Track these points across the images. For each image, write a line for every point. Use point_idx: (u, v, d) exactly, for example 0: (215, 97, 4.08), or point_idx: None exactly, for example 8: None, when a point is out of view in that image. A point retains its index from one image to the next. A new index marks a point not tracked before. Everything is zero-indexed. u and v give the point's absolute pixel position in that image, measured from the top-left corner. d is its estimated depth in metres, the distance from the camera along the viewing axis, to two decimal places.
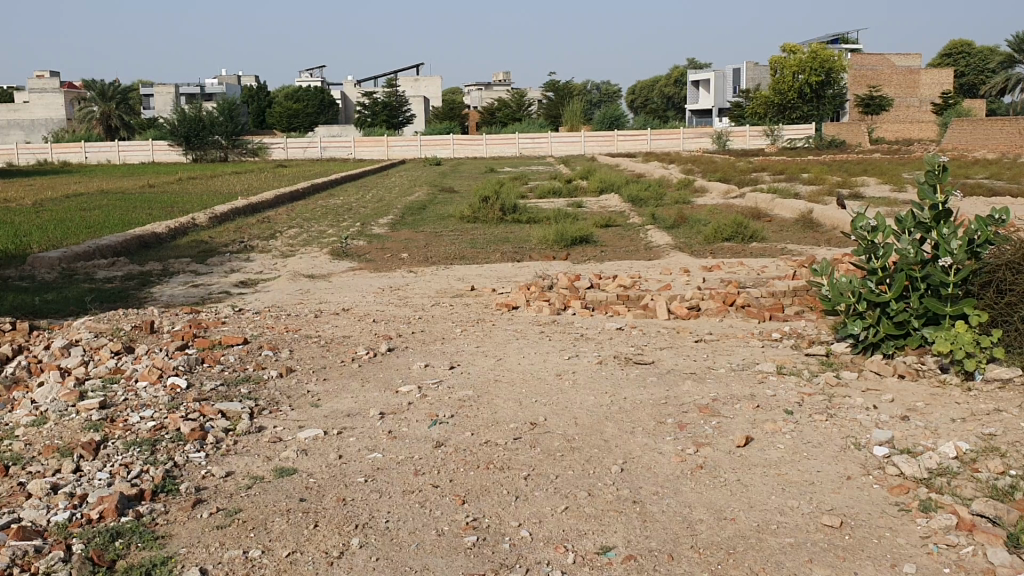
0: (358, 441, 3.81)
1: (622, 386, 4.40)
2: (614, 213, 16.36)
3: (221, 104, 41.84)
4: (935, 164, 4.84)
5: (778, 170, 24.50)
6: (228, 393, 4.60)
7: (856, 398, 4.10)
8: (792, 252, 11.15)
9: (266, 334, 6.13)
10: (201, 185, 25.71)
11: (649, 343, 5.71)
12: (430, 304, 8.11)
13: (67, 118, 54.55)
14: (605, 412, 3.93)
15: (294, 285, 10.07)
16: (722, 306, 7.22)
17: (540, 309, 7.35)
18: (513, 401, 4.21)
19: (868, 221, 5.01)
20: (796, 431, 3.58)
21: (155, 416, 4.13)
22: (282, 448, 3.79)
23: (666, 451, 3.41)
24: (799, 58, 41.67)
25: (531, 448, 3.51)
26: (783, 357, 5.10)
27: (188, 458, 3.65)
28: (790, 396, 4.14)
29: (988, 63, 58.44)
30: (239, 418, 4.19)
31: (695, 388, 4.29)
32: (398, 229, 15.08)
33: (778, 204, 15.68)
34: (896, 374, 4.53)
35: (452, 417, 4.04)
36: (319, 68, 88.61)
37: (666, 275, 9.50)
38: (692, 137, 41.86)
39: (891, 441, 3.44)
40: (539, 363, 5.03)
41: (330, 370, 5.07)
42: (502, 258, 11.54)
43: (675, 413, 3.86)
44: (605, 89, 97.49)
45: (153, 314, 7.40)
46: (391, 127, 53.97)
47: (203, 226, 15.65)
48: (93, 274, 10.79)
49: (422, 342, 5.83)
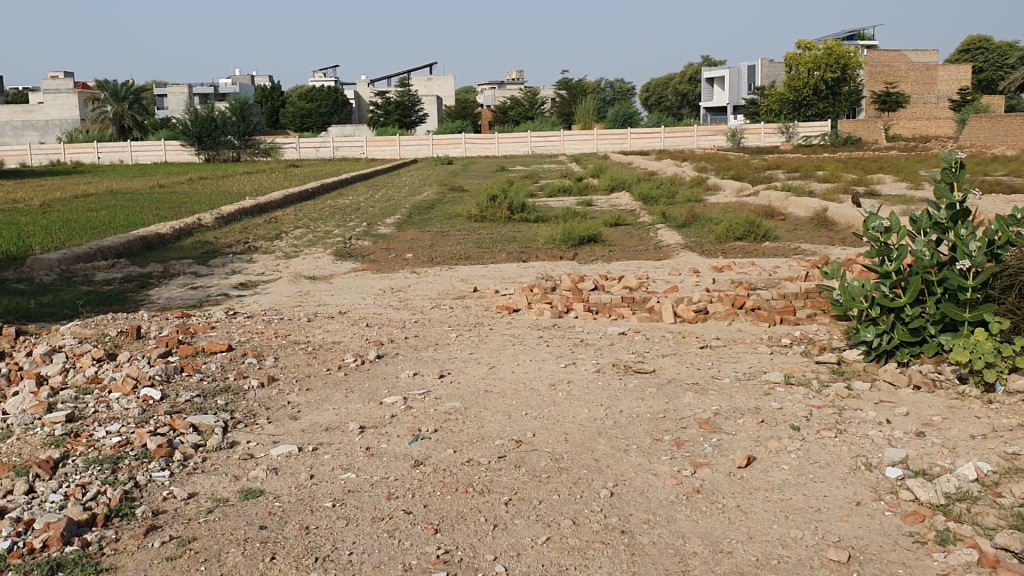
0: (333, 458, 3.57)
1: (619, 397, 4.14)
2: (624, 212, 16.06)
3: (234, 104, 42.02)
4: (952, 160, 4.57)
5: (792, 168, 24.22)
6: (203, 405, 4.35)
7: (868, 411, 3.83)
8: (806, 252, 10.85)
9: (252, 340, 5.89)
10: (210, 185, 25.52)
11: (652, 349, 5.45)
12: (430, 307, 7.87)
13: (81, 119, 54.63)
14: (599, 427, 3.67)
15: (294, 287, 9.84)
16: (731, 309, 6.95)
17: (541, 312, 7.08)
18: (502, 414, 3.97)
19: (880, 221, 4.74)
20: (802, 450, 3.31)
21: (121, 431, 3.89)
22: (252, 466, 3.55)
23: (661, 472, 3.15)
24: (813, 54, 41.50)
25: (515, 469, 3.25)
26: (791, 366, 4.82)
27: (150, 478, 3.41)
28: (798, 409, 3.87)
29: (1007, 58, 57.62)
30: (211, 432, 3.95)
31: (696, 400, 4.03)
32: (404, 229, 14.81)
33: (791, 203, 15.38)
34: (911, 385, 4.26)
35: (436, 431, 3.80)
36: (332, 68, 88.58)
37: (675, 276, 9.23)
38: (706, 135, 41.47)
39: (905, 461, 3.17)
40: (532, 372, 4.77)
41: (313, 380, 4.84)
42: (508, 258, 11.30)
43: (672, 429, 3.60)
44: (616, 88, 96.87)
45: (141, 318, 7.16)
46: (403, 126, 53.92)
47: (208, 227, 15.43)
48: (92, 275, 10.58)
49: (414, 347, 5.61)
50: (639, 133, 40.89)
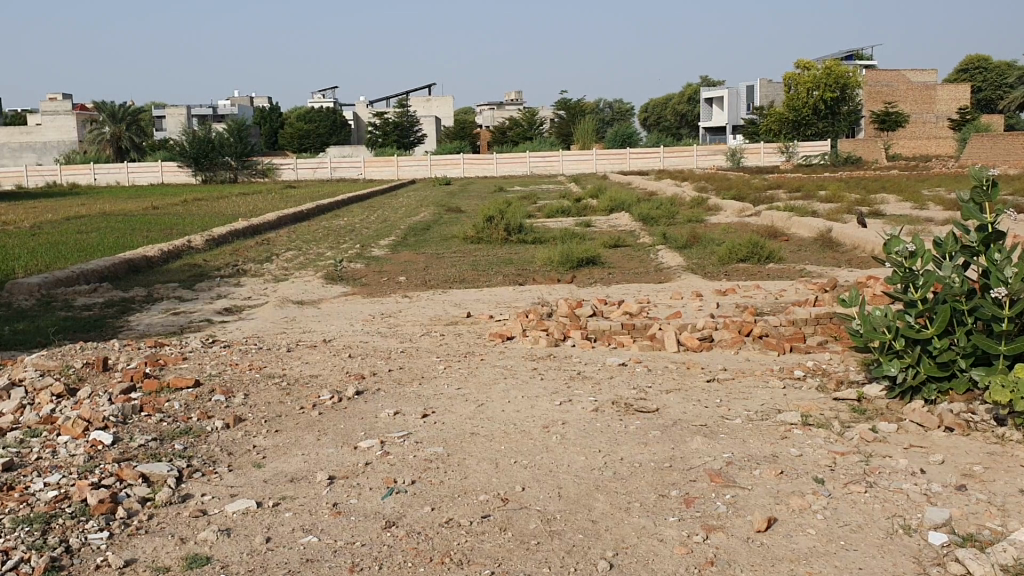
0: (295, 516, 3.14)
1: (619, 443, 3.71)
2: (623, 233, 15.66)
3: (231, 125, 41.68)
4: (983, 178, 4.16)
5: (793, 187, 23.91)
6: (159, 450, 3.92)
7: (898, 459, 3.41)
8: (812, 274, 10.44)
9: (224, 374, 5.44)
10: (204, 207, 24.97)
11: (656, 383, 5.02)
12: (419, 334, 7.44)
13: (78, 140, 54.15)
14: (596, 480, 3.25)
15: (281, 312, 9.43)
16: (738, 337, 6.51)
17: (536, 341, 6.63)
18: (488, 462, 3.55)
19: (904, 243, 4.30)
20: (829, 508, 2.89)
21: (60, 483, 3.46)
22: (202, 527, 3.11)
23: (669, 537, 2.73)
24: (813, 74, 41.08)
25: (500, 533, 2.83)
26: (807, 403, 4.40)
27: (85, 541, 2.98)
28: (820, 457, 3.45)
29: (1006, 77, 57.50)
30: (162, 483, 3.52)
31: (705, 446, 3.61)
32: (398, 251, 14.40)
33: (795, 222, 14.98)
34: (943, 427, 3.84)
35: (413, 483, 3.37)
36: (331, 91, 88.29)
37: (677, 300, 8.84)
38: (705, 155, 40.93)
39: (949, 523, 2.75)
40: (525, 412, 4.34)
41: (284, 421, 4.41)
42: (504, 281, 10.90)
43: (680, 482, 3.18)
44: (615, 108, 96.60)
45: (112, 349, 6.70)
46: (401, 146, 53.64)
47: (198, 249, 15.01)
48: (73, 301, 10.15)
49: (397, 382, 5.17)
50: (638, 153, 40.59)
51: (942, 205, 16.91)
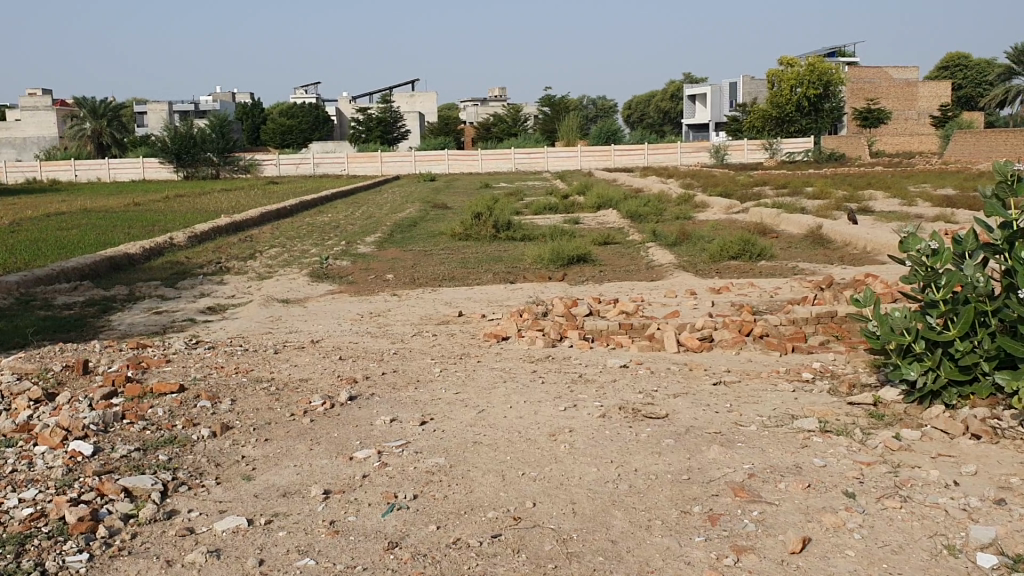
0: (290, 535, 2.93)
1: (632, 453, 3.51)
2: (612, 230, 15.47)
3: (212, 120, 41.22)
4: (1008, 172, 3.97)
5: (779, 184, 23.74)
6: (142, 462, 3.69)
7: (929, 470, 3.22)
8: (805, 272, 10.28)
9: (209, 378, 5.19)
10: (187, 203, 24.56)
11: (662, 386, 4.82)
12: (410, 334, 7.22)
13: (58, 136, 53.40)
14: (612, 494, 3.05)
15: (264, 311, 9.17)
16: (738, 336, 6.32)
17: (534, 341, 6.43)
18: (494, 475, 3.34)
19: (924, 241, 4.10)
20: (866, 527, 2.70)
21: (36, 500, 3.22)
22: (189, 547, 2.89)
23: (697, 560, 2.54)
24: (796, 71, 40.34)
25: (514, 555, 2.63)
26: (822, 408, 4.22)
27: (63, 565, 2.75)
28: (845, 468, 3.26)
29: (986, 76, 57.59)
30: (147, 498, 3.29)
31: (724, 457, 3.41)
32: (385, 247, 14.16)
33: (783, 220, 14.84)
34: (969, 434, 3.67)
35: (415, 498, 3.16)
36: (314, 87, 87.52)
37: (671, 298, 8.67)
38: (689, 152, 40.79)
39: (995, 542, 2.56)
40: (528, 418, 4.13)
41: (274, 429, 4.18)
42: (494, 278, 10.70)
43: (702, 497, 2.98)
44: (598, 105, 96.39)
45: (92, 350, 6.42)
46: (385, 142, 53.28)
47: (180, 245, 14.70)
48: (52, 299, 9.85)
49: (391, 386, 4.95)
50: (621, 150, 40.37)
51: (931, 202, 16.80)
